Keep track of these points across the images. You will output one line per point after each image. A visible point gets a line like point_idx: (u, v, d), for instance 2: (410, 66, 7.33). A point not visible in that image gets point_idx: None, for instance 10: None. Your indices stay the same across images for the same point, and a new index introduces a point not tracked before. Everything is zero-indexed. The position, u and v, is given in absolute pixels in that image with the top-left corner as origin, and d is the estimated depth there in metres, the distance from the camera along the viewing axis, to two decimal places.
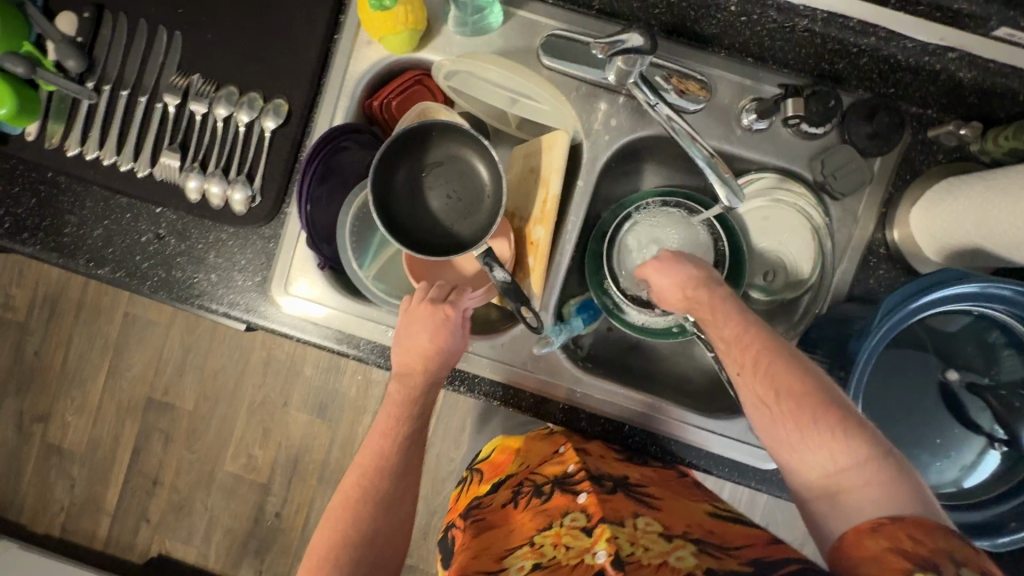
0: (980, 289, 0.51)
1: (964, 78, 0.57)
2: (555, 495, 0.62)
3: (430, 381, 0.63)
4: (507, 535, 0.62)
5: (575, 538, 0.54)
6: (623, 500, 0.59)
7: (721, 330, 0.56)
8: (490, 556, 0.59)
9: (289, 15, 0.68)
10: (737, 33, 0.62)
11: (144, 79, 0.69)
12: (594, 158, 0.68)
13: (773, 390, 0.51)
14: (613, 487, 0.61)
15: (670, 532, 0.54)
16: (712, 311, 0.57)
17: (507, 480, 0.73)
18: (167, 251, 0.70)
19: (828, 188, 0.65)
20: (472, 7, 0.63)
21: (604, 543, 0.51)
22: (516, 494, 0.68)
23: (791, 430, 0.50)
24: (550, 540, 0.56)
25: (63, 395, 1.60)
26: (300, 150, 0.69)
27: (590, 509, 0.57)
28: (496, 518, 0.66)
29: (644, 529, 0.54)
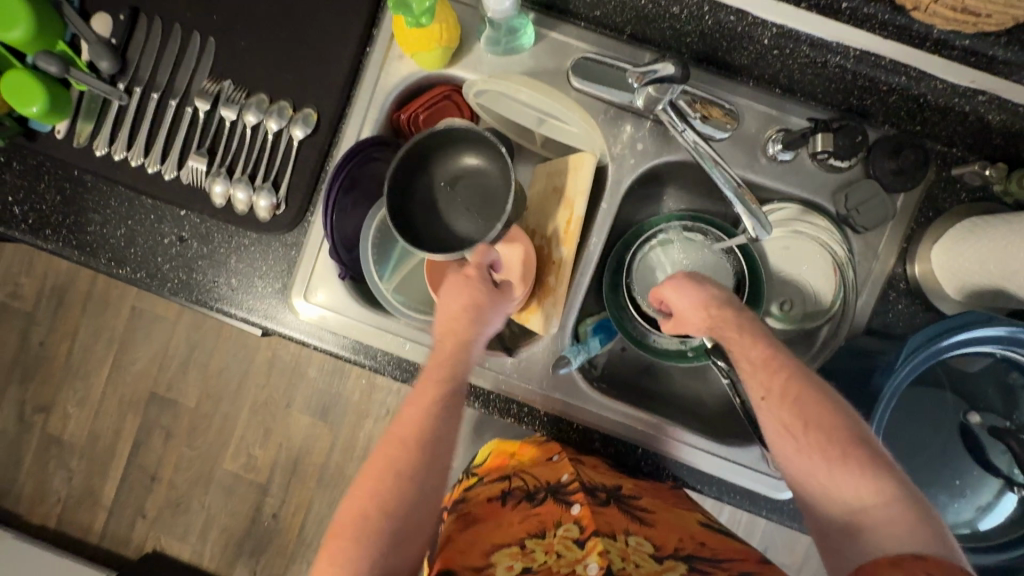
0: (1008, 332, 0.52)
1: (992, 121, 0.57)
2: (548, 502, 0.63)
3: (462, 344, 0.61)
4: (493, 535, 0.60)
5: (568, 548, 0.56)
6: (615, 514, 0.61)
7: (749, 355, 0.56)
8: (476, 554, 0.58)
9: (323, 27, 0.69)
10: (767, 66, 0.62)
11: (176, 83, 0.70)
12: (618, 181, 0.69)
13: (800, 419, 0.52)
14: (607, 499, 0.63)
15: (660, 552, 0.58)
16: (738, 335, 0.57)
17: (495, 474, 0.71)
18: (189, 254, 0.71)
19: (851, 222, 0.65)
20: (506, 28, 0.63)
21: (597, 557, 0.53)
22: (503, 493, 0.67)
23: (821, 458, 0.51)
24: (542, 548, 0.57)
25: (65, 386, 1.60)
26: (327, 160, 0.70)
27: (583, 522, 0.58)
28: (483, 510, 0.65)
29: (636, 546, 0.57)
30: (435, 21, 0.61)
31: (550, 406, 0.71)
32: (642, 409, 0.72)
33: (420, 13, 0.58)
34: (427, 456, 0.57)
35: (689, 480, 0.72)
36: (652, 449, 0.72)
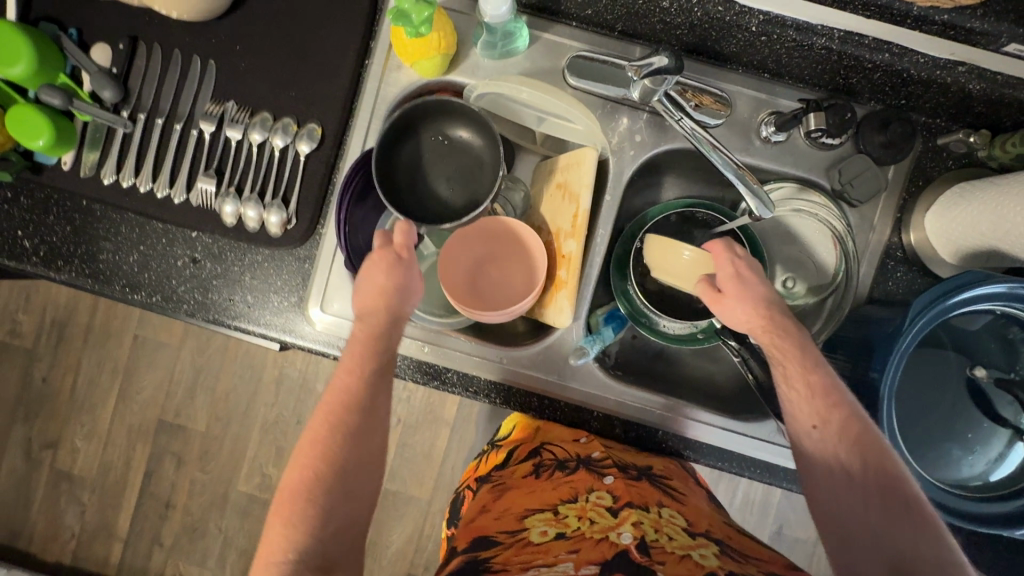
0: (1006, 289, 0.54)
1: (973, 90, 0.60)
2: (581, 471, 0.66)
3: (392, 318, 0.63)
4: (527, 499, 0.64)
5: (600, 515, 0.59)
6: (648, 488, 0.64)
7: (794, 384, 0.57)
8: (509, 515, 0.62)
9: (321, 42, 0.70)
10: (755, 52, 0.65)
11: (179, 107, 0.71)
12: (619, 172, 0.71)
13: (850, 453, 0.54)
14: (638, 475, 0.66)
15: (693, 529, 0.59)
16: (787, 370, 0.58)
17: (519, 449, 0.74)
18: (203, 274, 0.72)
19: (846, 196, 0.68)
20: (502, 33, 0.64)
21: (630, 527, 0.56)
22: (535, 466, 0.70)
23: (857, 488, 0.53)
24: (574, 513, 0.60)
25: (72, 420, 1.59)
26: (334, 172, 0.71)
27: (616, 492, 0.62)
28: (517, 483, 0.68)
29: (669, 518, 0.59)
30: (433, 30, 0.62)
31: (572, 396, 0.73)
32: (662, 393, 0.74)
33: (420, 23, 0.59)
34: (365, 424, 0.60)
35: (709, 457, 0.74)
36: (673, 431, 0.73)
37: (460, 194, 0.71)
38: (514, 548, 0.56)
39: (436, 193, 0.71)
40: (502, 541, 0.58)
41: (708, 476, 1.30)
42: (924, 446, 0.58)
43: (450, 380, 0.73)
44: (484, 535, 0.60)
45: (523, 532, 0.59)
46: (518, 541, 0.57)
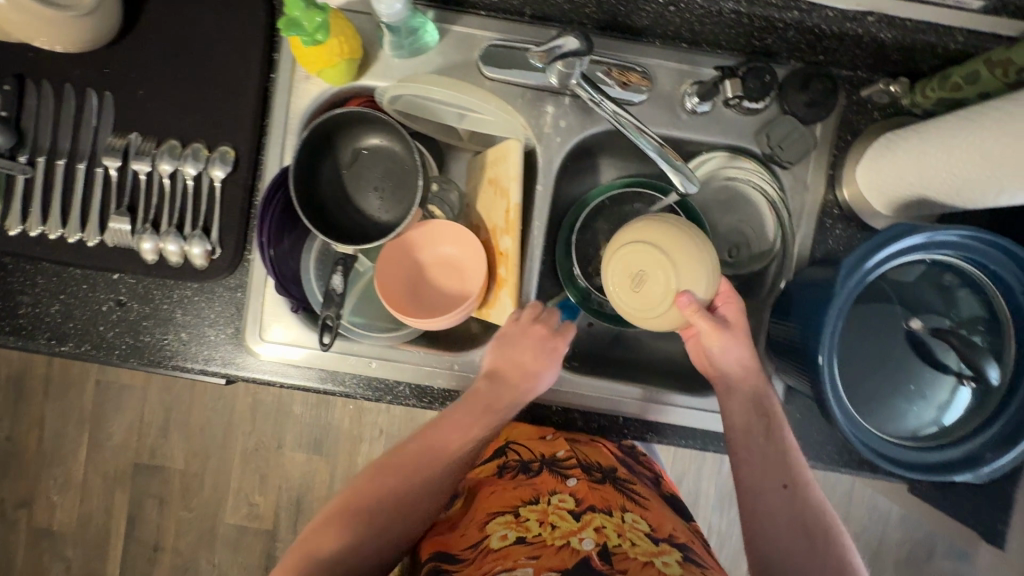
0: (926, 239, 0.52)
1: (885, 39, 0.59)
2: (544, 473, 0.68)
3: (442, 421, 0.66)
4: (491, 501, 0.67)
5: (562, 518, 0.62)
6: (612, 491, 0.68)
7: (774, 440, 0.61)
8: (475, 526, 0.64)
9: (222, 60, 0.67)
10: (668, 23, 0.63)
11: (80, 145, 0.67)
12: (549, 161, 0.69)
13: (809, 511, 0.58)
14: (602, 477, 0.69)
15: (656, 534, 0.63)
16: (771, 432, 0.61)
17: (488, 447, 0.77)
18: (132, 317, 0.69)
19: (777, 159, 0.67)
20: (406, 31, 0.62)
21: (592, 532, 0.60)
22: (500, 468, 0.72)
23: (807, 542, 0.57)
24: (536, 516, 0.62)
25: (43, 475, 1.53)
26: (254, 195, 0.68)
27: (578, 494, 0.65)
28: (483, 484, 0.72)
29: (632, 524, 0.63)
30: (332, 35, 0.59)
31: (530, 394, 0.72)
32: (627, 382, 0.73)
33: (313, 30, 0.56)
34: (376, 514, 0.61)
35: (670, 435, 0.73)
36: (632, 416, 0.72)
37: (390, 202, 0.70)
38: (477, 563, 0.58)
39: (366, 204, 0.70)
40: (467, 556, 0.60)
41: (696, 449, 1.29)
42: (876, 403, 0.58)
43: (402, 395, 0.71)
44: (449, 551, 0.62)
45: (483, 540, 0.61)
46: (480, 553, 0.59)
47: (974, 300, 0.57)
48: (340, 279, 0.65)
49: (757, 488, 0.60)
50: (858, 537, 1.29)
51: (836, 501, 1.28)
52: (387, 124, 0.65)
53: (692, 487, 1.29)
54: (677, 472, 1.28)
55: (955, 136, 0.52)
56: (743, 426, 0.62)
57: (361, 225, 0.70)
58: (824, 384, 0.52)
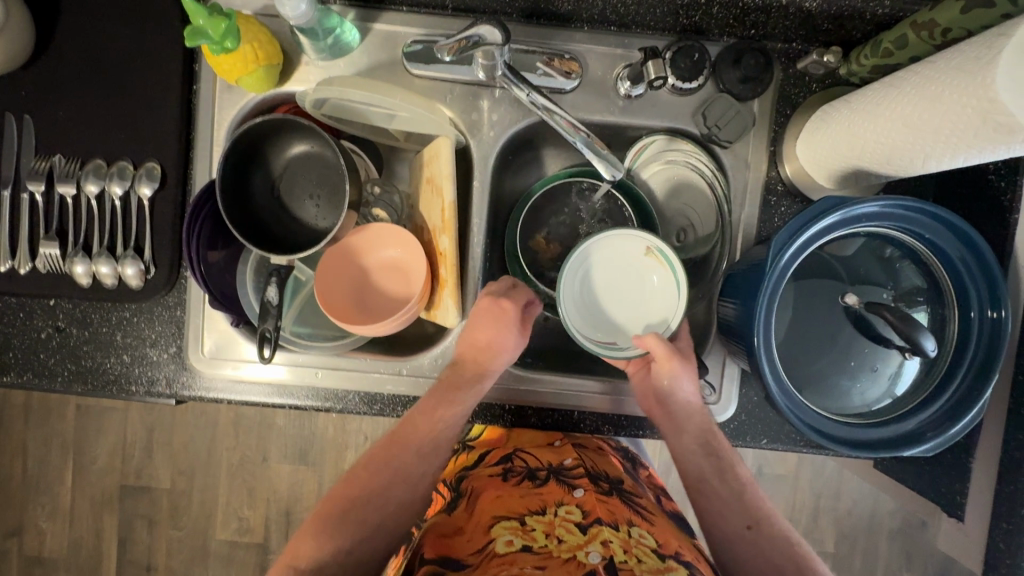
0: (845, 215, 0.51)
1: (811, 9, 0.58)
2: (550, 482, 0.68)
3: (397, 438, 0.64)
4: (494, 505, 0.65)
5: (569, 531, 0.60)
6: (619, 504, 0.65)
7: (727, 481, 0.62)
8: (479, 531, 0.61)
9: (142, 74, 0.65)
10: (592, 6, 0.62)
11: (3, 171, 0.65)
12: (485, 156, 0.68)
13: (777, 549, 0.58)
14: (609, 489, 0.68)
15: (663, 550, 0.57)
16: (722, 471, 0.62)
17: (493, 454, 0.75)
18: (71, 342, 0.67)
19: (715, 139, 0.65)
20: (323, 32, 0.60)
21: (599, 546, 0.57)
22: (505, 470, 0.72)
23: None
24: (542, 527, 0.61)
25: (31, 503, 1.53)
26: (184, 210, 0.67)
27: (585, 506, 0.63)
28: (484, 485, 0.69)
29: (638, 539, 0.59)
30: (244, 41, 0.58)
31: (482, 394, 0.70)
32: (587, 376, 0.72)
33: (220, 37, 0.55)
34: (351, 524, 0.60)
35: (632, 429, 0.71)
36: (593, 411, 0.70)
37: (328, 207, 0.69)
38: (482, 567, 0.56)
39: (304, 211, 0.69)
40: (472, 562, 0.57)
41: None
42: (820, 383, 0.57)
43: (352, 404, 0.70)
44: (453, 556, 0.58)
45: (489, 545, 0.59)
46: (486, 557, 0.57)
47: (916, 269, 0.57)
48: (275, 292, 0.63)
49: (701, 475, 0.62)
50: (849, 513, 1.28)
51: (825, 479, 1.27)
52: (313, 129, 0.63)
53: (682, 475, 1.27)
54: (664, 461, 1.26)
55: (885, 106, 0.51)
56: (695, 472, 0.63)
57: (296, 233, 0.68)
58: (763, 369, 0.51)
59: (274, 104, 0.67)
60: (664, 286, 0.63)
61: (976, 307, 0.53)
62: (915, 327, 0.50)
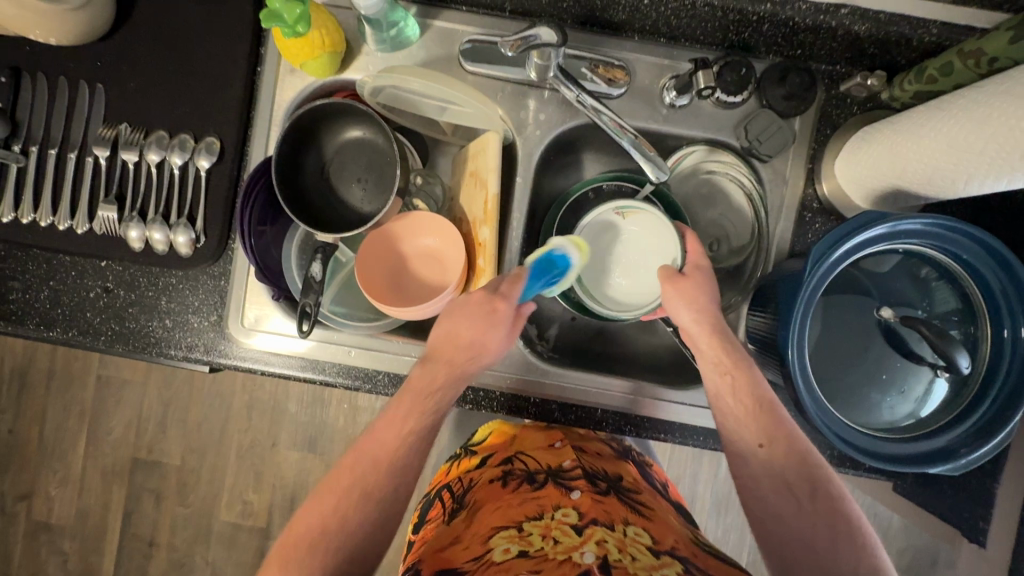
0: (891, 228, 0.52)
1: (860, 31, 0.60)
2: (549, 486, 0.63)
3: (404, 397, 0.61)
4: (493, 515, 0.58)
5: (565, 534, 0.54)
6: (616, 504, 0.61)
7: (740, 399, 0.58)
8: (477, 539, 0.55)
9: (211, 53, 0.68)
10: (645, 17, 0.64)
11: (72, 135, 0.68)
12: (529, 153, 0.70)
13: (791, 466, 0.55)
14: (607, 489, 0.63)
15: (658, 547, 0.54)
16: (737, 390, 0.59)
17: (495, 459, 0.70)
18: (118, 303, 0.70)
19: (755, 152, 0.67)
20: (386, 23, 0.63)
21: (593, 546, 0.52)
22: (504, 475, 0.66)
23: (794, 495, 0.54)
24: (539, 531, 0.55)
25: (44, 469, 1.55)
26: (238, 184, 0.70)
27: (581, 508, 0.58)
28: (484, 492, 0.63)
29: (633, 537, 0.55)
30: (314, 27, 0.61)
31: (507, 385, 0.71)
32: (611, 373, 0.73)
33: (293, 21, 0.58)
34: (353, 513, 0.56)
35: (652, 430, 0.71)
36: (613, 409, 0.71)
37: (374, 192, 0.71)
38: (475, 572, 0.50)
39: (350, 194, 0.71)
40: (467, 570, 0.51)
41: (692, 452, 1.26)
42: (846, 396, 0.58)
43: (381, 384, 0.72)
44: (448, 568, 0.52)
45: (487, 554, 0.52)
46: (482, 565, 0.51)
47: (950, 291, 0.57)
48: (320, 267, 0.65)
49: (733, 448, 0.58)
50: None
51: None
52: (369, 116, 0.66)
53: (689, 491, 1.26)
54: (672, 476, 1.26)
55: (929, 128, 0.52)
56: (713, 390, 0.60)
57: (341, 215, 0.71)
58: (796, 379, 0.52)
59: (331, 88, 0.69)
60: (649, 224, 0.68)
61: (1009, 326, 0.54)
62: (951, 342, 0.51)
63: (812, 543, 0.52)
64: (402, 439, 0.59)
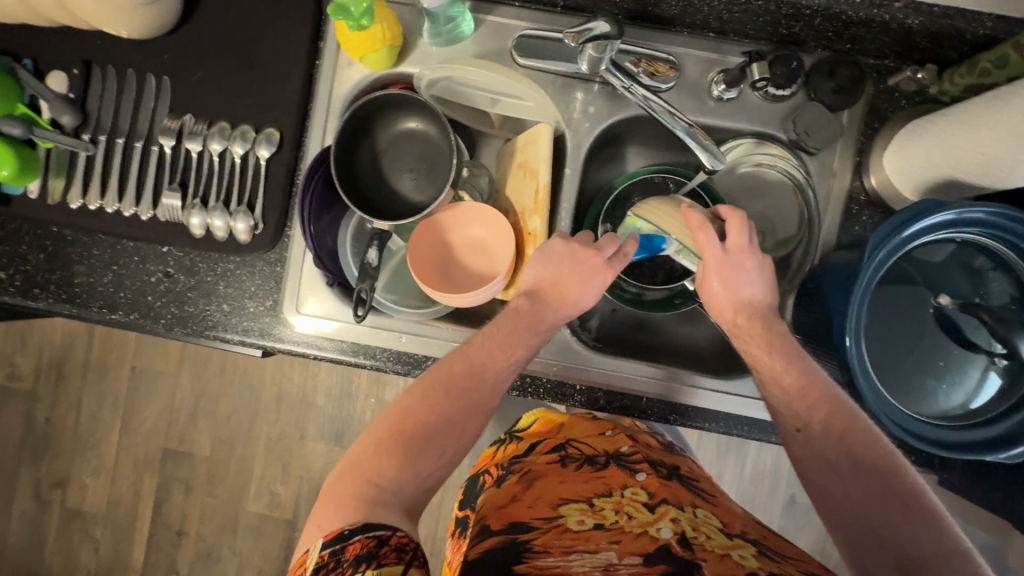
0: (952, 216, 0.53)
1: (913, 25, 0.60)
2: (611, 467, 0.64)
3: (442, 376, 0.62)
4: (558, 488, 0.60)
5: (638, 510, 0.56)
6: (680, 488, 0.62)
7: (783, 382, 0.58)
8: (543, 503, 0.58)
9: (272, 47, 0.71)
10: (697, 11, 0.66)
11: (138, 126, 0.71)
12: (577, 145, 0.71)
13: (833, 445, 0.54)
14: (669, 474, 0.64)
15: (729, 530, 0.55)
16: (789, 364, 0.58)
17: (545, 443, 0.70)
18: (179, 287, 0.72)
19: (803, 145, 0.68)
20: (445, 17, 0.66)
21: (669, 523, 0.54)
22: (561, 456, 0.67)
23: (841, 469, 0.53)
24: (611, 506, 0.57)
25: (79, 457, 1.59)
26: (295, 174, 0.72)
27: (650, 488, 0.60)
28: (542, 469, 0.65)
29: (704, 518, 0.56)
30: (376, 21, 0.63)
31: (554, 372, 0.73)
32: (655, 362, 0.74)
33: (360, 14, 0.60)
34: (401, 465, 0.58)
35: (697, 420, 0.72)
36: (658, 397, 0.72)
37: (425, 182, 0.73)
38: (550, 535, 0.53)
39: (401, 185, 0.73)
40: (538, 526, 0.54)
41: (718, 448, 1.26)
42: (901, 384, 0.58)
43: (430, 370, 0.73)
44: (518, 520, 0.55)
45: (559, 519, 0.55)
46: (555, 527, 0.54)
47: (1006, 281, 0.58)
48: (376, 254, 0.68)
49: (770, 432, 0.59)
50: None
51: None
52: (427, 108, 0.68)
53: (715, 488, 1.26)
54: None
55: (989, 117, 0.53)
56: (773, 369, 0.59)
57: (393, 204, 0.72)
58: (854, 363, 0.53)
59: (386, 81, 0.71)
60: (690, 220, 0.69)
61: None
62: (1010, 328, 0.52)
63: (868, 519, 0.50)
64: (443, 404, 0.61)
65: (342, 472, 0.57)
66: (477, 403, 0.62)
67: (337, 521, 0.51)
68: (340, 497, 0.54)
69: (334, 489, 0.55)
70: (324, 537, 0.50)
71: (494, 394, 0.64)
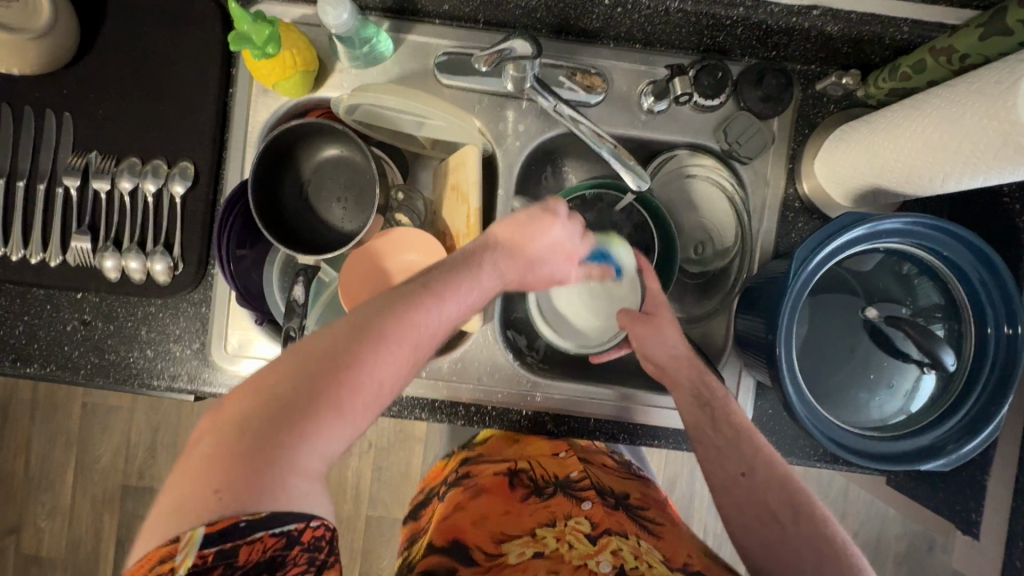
0: (870, 229, 0.52)
1: (832, 32, 0.60)
2: (558, 496, 0.63)
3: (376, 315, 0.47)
4: (503, 517, 0.61)
5: (579, 540, 0.56)
6: (626, 517, 0.61)
7: (721, 429, 0.60)
8: (486, 531, 0.59)
9: (181, 76, 0.67)
10: (619, 24, 0.64)
11: (41, 166, 0.67)
12: (510, 165, 0.70)
13: (772, 492, 0.57)
14: (616, 504, 0.63)
15: (672, 562, 0.54)
16: (721, 414, 0.61)
17: (500, 461, 0.70)
18: (97, 335, 0.68)
19: (735, 155, 0.67)
20: (359, 41, 0.62)
21: (609, 556, 0.54)
22: (512, 479, 0.67)
23: (774, 522, 0.56)
24: (553, 535, 0.58)
25: (31, 501, 1.49)
26: (215, 209, 0.69)
27: (595, 518, 0.59)
28: (491, 489, 0.66)
29: (648, 548, 0.56)
30: (284, 47, 0.60)
31: (499, 400, 0.71)
32: (605, 382, 0.72)
33: (263, 43, 0.57)
34: (308, 421, 0.42)
35: (646, 438, 0.72)
36: (607, 418, 0.71)
37: (354, 209, 0.70)
38: (493, 572, 0.53)
39: (330, 213, 0.70)
40: (480, 561, 0.55)
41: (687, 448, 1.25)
42: (836, 396, 0.58)
43: None
44: (457, 544, 0.57)
45: (501, 556, 0.55)
46: (497, 564, 0.54)
47: (933, 286, 0.58)
48: (302, 289, 0.65)
49: (717, 482, 0.59)
50: (855, 535, 1.26)
51: (833, 499, 1.25)
52: (347, 134, 0.65)
53: (687, 487, 1.26)
54: (670, 476, 1.25)
55: (907, 125, 0.53)
56: (694, 417, 0.62)
57: (323, 236, 0.69)
58: (783, 380, 0.52)
59: (308, 106, 0.69)
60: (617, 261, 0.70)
61: (993, 324, 0.54)
62: (934, 340, 0.52)
63: (800, 567, 0.53)
64: (375, 342, 0.46)
65: (213, 439, 0.41)
66: (415, 344, 0.48)
67: (222, 506, 0.38)
68: (217, 468, 0.39)
69: (205, 457, 0.40)
70: (205, 528, 0.37)
71: (437, 332, 0.51)
